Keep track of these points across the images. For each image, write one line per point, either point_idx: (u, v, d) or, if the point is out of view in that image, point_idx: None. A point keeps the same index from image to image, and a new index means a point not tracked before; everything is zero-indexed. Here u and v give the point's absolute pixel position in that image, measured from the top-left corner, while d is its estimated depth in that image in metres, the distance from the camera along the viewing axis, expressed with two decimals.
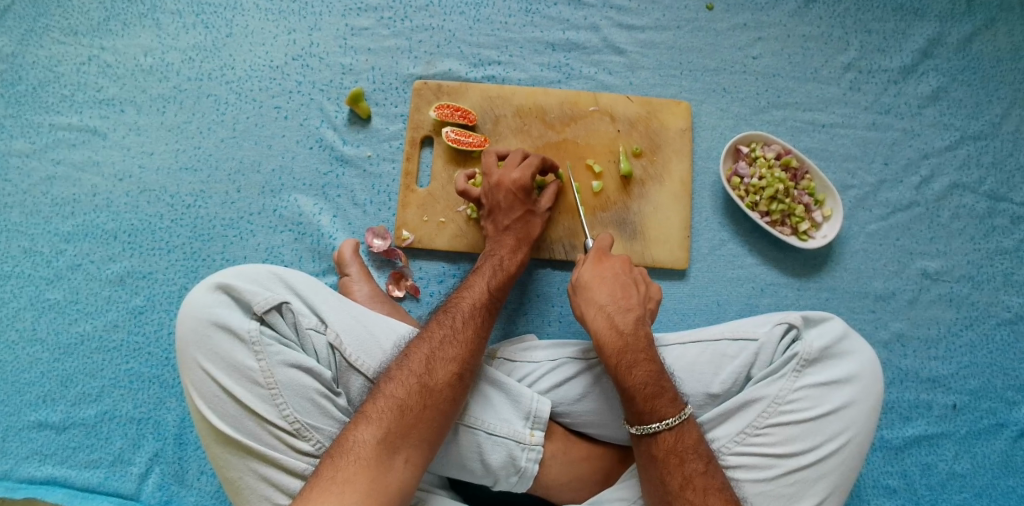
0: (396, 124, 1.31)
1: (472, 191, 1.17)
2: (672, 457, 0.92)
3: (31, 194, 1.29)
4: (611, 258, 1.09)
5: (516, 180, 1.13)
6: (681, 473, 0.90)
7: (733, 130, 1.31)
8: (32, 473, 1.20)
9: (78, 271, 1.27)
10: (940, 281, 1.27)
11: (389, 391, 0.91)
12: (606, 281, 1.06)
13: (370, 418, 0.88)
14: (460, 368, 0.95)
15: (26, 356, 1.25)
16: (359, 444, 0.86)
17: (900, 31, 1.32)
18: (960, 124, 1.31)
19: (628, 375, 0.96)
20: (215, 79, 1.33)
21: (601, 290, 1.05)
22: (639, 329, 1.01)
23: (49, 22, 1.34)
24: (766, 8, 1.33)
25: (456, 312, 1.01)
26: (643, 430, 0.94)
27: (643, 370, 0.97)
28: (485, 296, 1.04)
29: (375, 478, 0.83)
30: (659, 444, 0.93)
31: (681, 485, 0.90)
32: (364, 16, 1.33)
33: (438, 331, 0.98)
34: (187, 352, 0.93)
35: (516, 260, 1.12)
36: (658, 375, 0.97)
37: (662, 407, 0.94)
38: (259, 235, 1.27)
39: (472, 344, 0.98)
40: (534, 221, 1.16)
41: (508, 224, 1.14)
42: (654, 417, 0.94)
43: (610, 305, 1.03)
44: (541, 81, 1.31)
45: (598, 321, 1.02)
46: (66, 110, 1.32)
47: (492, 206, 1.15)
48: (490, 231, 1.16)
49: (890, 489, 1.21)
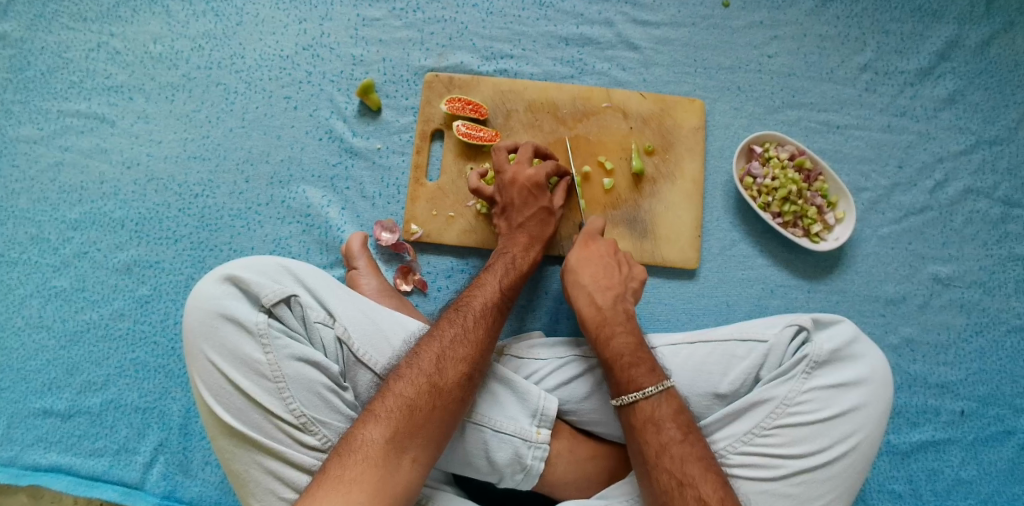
0: (407, 116, 1.30)
1: (485, 189, 1.16)
2: (649, 426, 0.92)
3: (38, 180, 1.28)
4: (598, 241, 1.11)
5: (531, 177, 1.13)
6: (657, 441, 0.91)
7: (747, 129, 1.29)
8: (36, 460, 1.20)
9: (85, 259, 1.26)
10: (951, 286, 1.26)
11: (397, 390, 0.90)
12: (587, 260, 1.09)
13: (378, 417, 0.87)
14: (470, 369, 0.94)
15: (31, 343, 1.24)
16: (366, 442, 0.85)
17: (918, 33, 1.31)
18: (976, 129, 1.29)
19: (606, 347, 1.00)
20: (224, 68, 1.31)
21: (581, 268, 1.08)
22: (619, 305, 1.04)
23: (58, 7, 1.32)
24: (783, 6, 1.32)
25: (467, 310, 1.00)
26: (621, 400, 0.95)
27: (622, 341, 1.00)
28: (495, 295, 1.03)
29: (381, 477, 0.83)
30: (637, 414, 0.93)
31: (658, 454, 0.90)
32: (376, 7, 1.32)
33: (448, 329, 0.97)
34: (194, 344, 0.92)
35: (528, 258, 1.11)
36: (637, 346, 0.99)
37: (638, 377, 0.95)
38: (267, 226, 1.27)
39: (483, 343, 0.97)
40: (550, 219, 1.14)
41: (522, 221, 1.13)
42: (632, 388, 0.95)
43: (591, 282, 1.06)
44: (554, 76, 1.30)
45: (579, 299, 1.05)
46: (75, 96, 1.31)
47: (506, 204, 1.15)
48: (502, 229, 1.15)
49: (895, 494, 1.21)
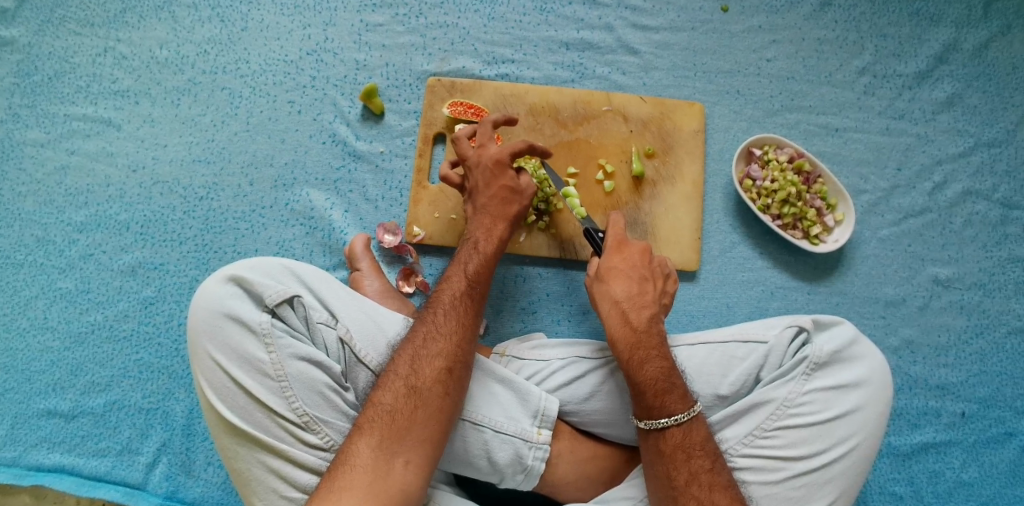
0: (410, 120, 1.31)
1: (452, 178, 1.15)
2: (679, 453, 0.92)
3: (44, 183, 1.30)
4: (629, 247, 1.08)
5: (495, 155, 1.10)
6: (687, 470, 0.90)
7: (746, 132, 1.31)
8: (39, 461, 1.21)
9: (90, 261, 1.28)
10: (951, 288, 1.27)
11: (378, 399, 0.91)
12: (622, 274, 1.05)
13: (363, 427, 0.88)
14: (449, 363, 0.94)
15: (36, 344, 1.25)
16: (354, 453, 0.86)
17: (916, 36, 1.32)
18: (974, 131, 1.30)
19: (640, 371, 0.96)
20: (229, 72, 1.33)
21: (616, 283, 1.04)
22: (653, 326, 1.01)
23: (65, 12, 1.34)
24: (782, 11, 1.33)
25: (437, 306, 1.00)
26: (651, 424, 0.94)
27: (656, 365, 0.97)
28: (463, 285, 1.02)
29: (373, 482, 0.84)
30: (667, 439, 0.93)
31: (687, 481, 0.90)
32: (379, 13, 1.34)
33: (420, 328, 0.97)
34: (198, 343, 0.92)
35: (493, 238, 1.07)
36: (670, 372, 0.97)
37: (670, 404, 0.94)
38: (270, 228, 1.28)
39: (458, 333, 0.96)
40: (516, 199, 1.11)
41: (485, 203, 1.10)
42: (663, 413, 0.93)
43: (625, 301, 1.03)
44: (555, 80, 1.31)
45: (611, 316, 1.02)
46: (81, 101, 1.33)
47: (472, 189, 1.12)
48: (468, 214, 1.12)
49: (896, 496, 1.21)
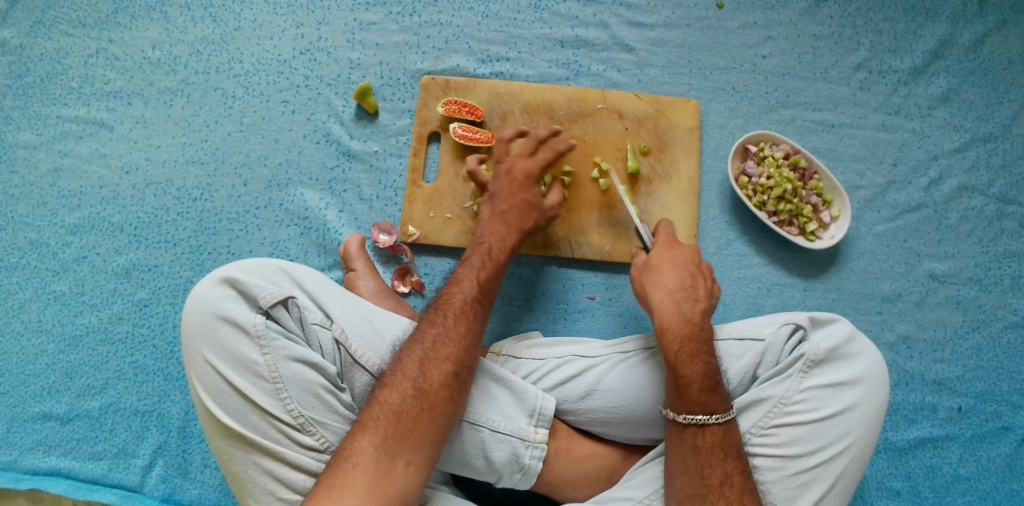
0: (404, 119, 1.30)
1: (480, 174, 1.16)
2: (717, 451, 0.92)
3: (37, 186, 1.29)
4: (682, 245, 1.10)
5: (522, 160, 1.16)
6: (722, 469, 0.90)
7: (742, 129, 1.30)
8: (35, 464, 1.20)
9: (84, 263, 1.27)
10: (947, 283, 1.27)
11: (384, 398, 0.90)
12: (674, 267, 1.06)
13: (367, 426, 0.88)
14: (456, 367, 0.94)
15: (31, 348, 1.25)
16: (357, 452, 0.86)
17: (911, 31, 1.32)
18: (970, 126, 1.30)
19: (687, 365, 0.95)
20: (222, 73, 1.32)
21: (670, 275, 1.05)
22: (705, 323, 1.00)
23: (57, 13, 1.34)
24: (776, 7, 1.33)
25: (447, 309, 0.99)
26: (690, 419, 0.92)
27: (703, 362, 0.95)
28: (475, 290, 1.02)
29: (376, 481, 0.83)
30: (705, 436, 0.92)
31: (720, 481, 0.89)
32: (372, 11, 1.33)
33: (430, 330, 0.96)
34: (193, 345, 0.92)
35: (505, 248, 1.10)
36: (716, 370, 0.96)
37: (713, 402, 0.93)
38: (265, 229, 1.27)
39: (467, 339, 0.96)
40: (535, 207, 1.14)
41: (506, 208, 1.13)
42: (704, 409, 0.92)
43: (680, 292, 1.02)
44: (550, 78, 1.31)
45: (665, 305, 1.01)
46: (73, 102, 1.32)
47: (493, 193, 1.14)
48: (484, 215, 1.14)
49: (894, 491, 1.21)
